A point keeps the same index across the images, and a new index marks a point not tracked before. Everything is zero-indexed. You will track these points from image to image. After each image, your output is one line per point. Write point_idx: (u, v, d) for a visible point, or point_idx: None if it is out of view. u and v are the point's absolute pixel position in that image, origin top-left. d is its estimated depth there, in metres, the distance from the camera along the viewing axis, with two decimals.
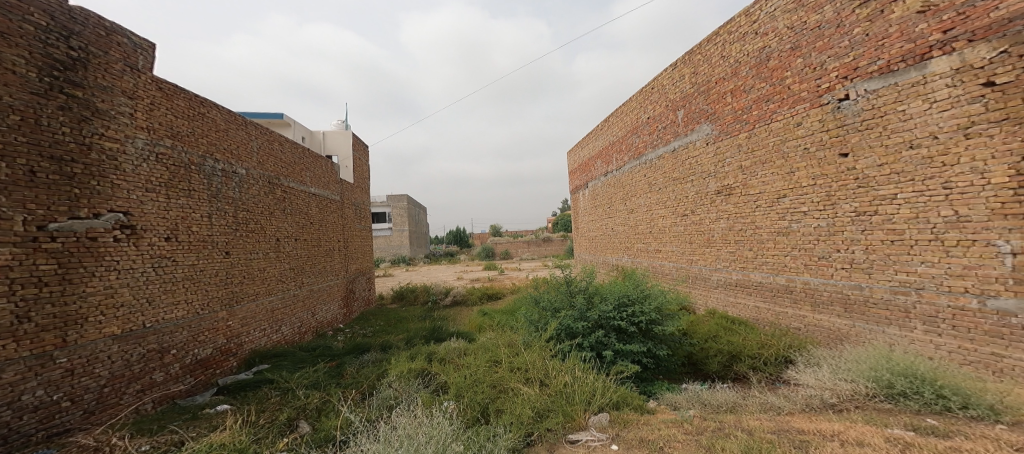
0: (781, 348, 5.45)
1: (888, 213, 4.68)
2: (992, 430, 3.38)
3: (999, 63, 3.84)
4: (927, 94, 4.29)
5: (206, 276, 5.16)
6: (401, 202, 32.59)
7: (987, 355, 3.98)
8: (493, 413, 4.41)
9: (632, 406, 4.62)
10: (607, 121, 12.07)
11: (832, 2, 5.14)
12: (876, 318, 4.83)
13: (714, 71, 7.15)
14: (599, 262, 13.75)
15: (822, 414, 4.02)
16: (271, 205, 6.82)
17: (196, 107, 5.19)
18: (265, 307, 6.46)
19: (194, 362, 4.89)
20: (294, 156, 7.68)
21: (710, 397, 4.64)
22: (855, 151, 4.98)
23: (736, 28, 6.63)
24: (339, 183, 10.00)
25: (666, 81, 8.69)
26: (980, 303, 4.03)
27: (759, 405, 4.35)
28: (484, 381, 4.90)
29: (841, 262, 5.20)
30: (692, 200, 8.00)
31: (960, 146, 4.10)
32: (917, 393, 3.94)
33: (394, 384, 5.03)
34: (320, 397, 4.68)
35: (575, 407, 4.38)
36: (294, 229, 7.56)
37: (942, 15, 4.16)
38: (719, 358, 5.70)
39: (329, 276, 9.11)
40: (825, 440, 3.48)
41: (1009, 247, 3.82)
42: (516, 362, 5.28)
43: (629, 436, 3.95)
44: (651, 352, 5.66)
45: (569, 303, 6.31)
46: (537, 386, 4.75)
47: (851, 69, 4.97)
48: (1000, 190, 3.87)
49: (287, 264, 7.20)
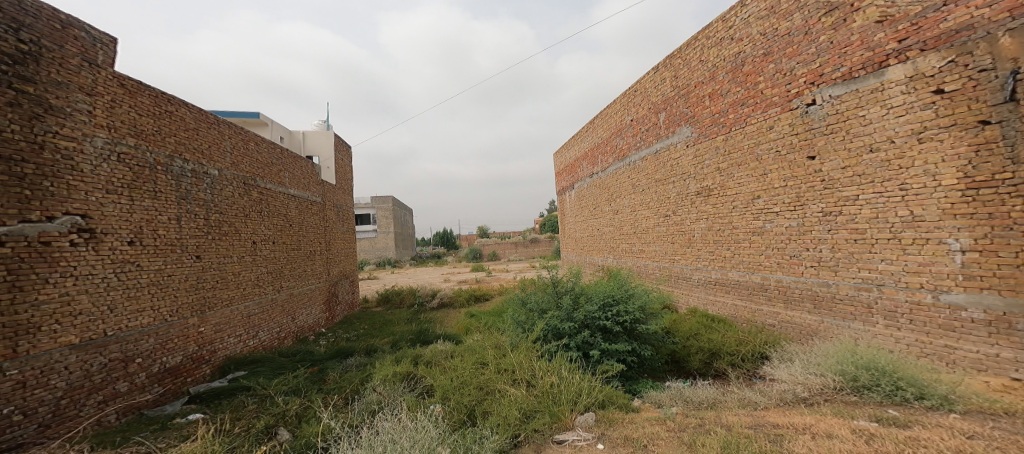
0: (757, 344, 5.64)
1: (851, 213, 4.89)
2: (946, 419, 3.58)
3: (948, 72, 4.05)
4: (885, 100, 4.50)
5: (174, 282, 5.07)
6: (386, 204, 32.35)
7: (941, 348, 4.16)
8: (478, 415, 4.44)
9: (616, 405, 4.72)
10: (592, 123, 12.21)
11: (800, 10, 5.34)
12: (843, 313, 5.03)
13: (694, 75, 7.32)
14: (585, 262, 13.89)
15: (795, 408, 4.17)
16: (247, 206, 6.73)
17: (163, 105, 5.12)
18: (241, 313, 6.38)
19: (163, 370, 4.81)
20: (270, 156, 7.60)
21: (692, 394, 4.76)
22: (822, 154, 5.19)
23: (713, 33, 6.81)
24: (319, 184, 9.91)
25: (648, 84, 8.85)
26: (934, 298, 4.22)
27: (737, 400, 4.50)
28: (471, 383, 4.94)
29: (810, 260, 5.40)
30: (674, 201, 8.16)
31: (914, 149, 4.30)
32: (879, 385, 4.14)
33: (379, 388, 5.03)
34: (300, 403, 4.65)
35: (561, 407, 4.45)
36: (271, 232, 7.47)
37: (898, 25, 4.39)
38: (700, 355, 5.86)
39: (310, 280, 9.01)
40: (798, 433, 3.62)
41: (958, 245, 4.01)
42: (503, 363, 5.33)
43: (614, 434, 4.03)
44: (635, 351, 5.77)
45: (555, 303, 6.39)
46: (523, 387, 4.81)
47: (817, 75, 5.17)
48: (951, 191, 4.05)
49: (264, 268, 7.10)
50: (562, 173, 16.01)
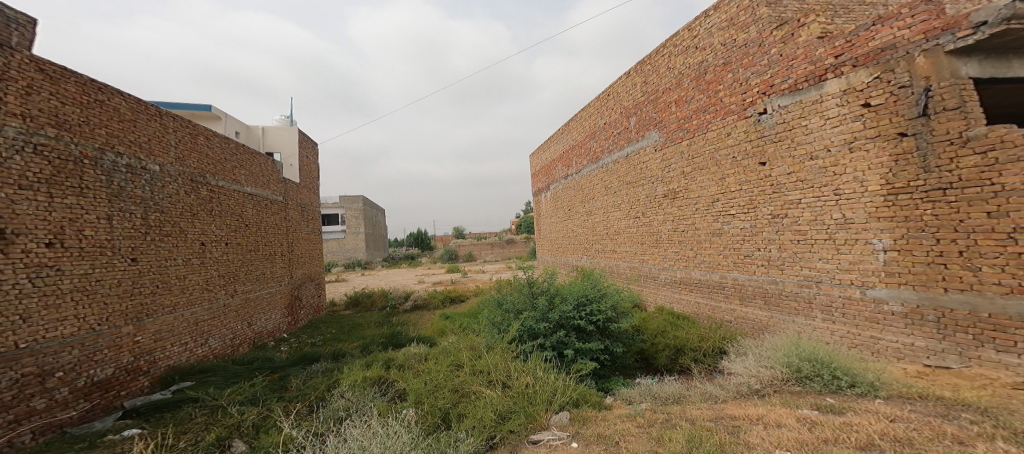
0: (717, 340, 5.97)
1: (795, 216, 5.27)
2: (874, 404, 3.90)
3: (874, 87, 4.42)
4: (824, 111, 4.88)
5: (104, 288, 4.78)
6: (356, 204, 31.77)
7: (868, 339, 4.55)
8: (453, 418, 4.51)
9: (589, 403, 4.93)
10: (567, 125, 12.50)
11: (756, 23, 5.70)
12: (789, 309, 5.40)
13: (662, 81, 7.65)
14: (560, 263, 14.16)
15: (749, 400, 4.45)
16: (193, 205, 6.51)
17: (94, 94, 4.85)
18: (186, 319, 6.15)
19: (91, 384, 4.53)
20: (222, 153, 7.41)
21: (660, 390, 5.00)
22: (772, 160, 5.55)
23: (680, 41, 7.13)
24: (281, 183, 9.82)
25: (620, 89, 9.16)
26: (863, 293, 4.59)
27: (700, 395, 4.75)
28: (445, 386, 4.96)
29: (761, 259, 5.77)
30: (643, 203, 8.48)
31: (847, 158, 4.68)
32: (819, 375, 4.47)
33: (346, 394, 5.00)
34: (258, 413, 4.61)
35: (536, 407, 4.58)
36: (223, 232, 7.27)
37: (836, 41, 4.76)
38: (667, 352, 6.16)
39: (269, 283, 8.87)
40: (752, 424, 3.89)
41: (881, 245, 4.39)
42: (478, 365, 5.39)
43: (587, 433, 4.18)
44: (608, 349, 5.99)
45: (530, 304, 6.53)
46: (498, 388, 4.91)
47: (769, 85, 5.54)
48: (875, 196, 4.42)
49: (214, 271, 6.91)
50: (538, 174, 16.27)
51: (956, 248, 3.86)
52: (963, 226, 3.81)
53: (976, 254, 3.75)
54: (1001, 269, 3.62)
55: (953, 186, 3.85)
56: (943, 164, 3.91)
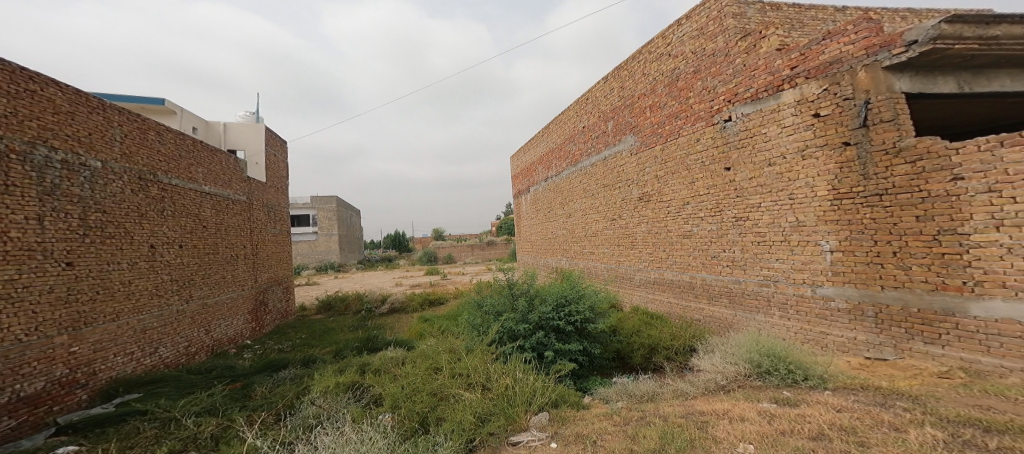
0: (687, 338, 6.24)
1: (756, 219, 5.58)
2: (824, 395, 4.16)
3: (823, 99, 4.73)
4: (781, 120, 5.20)
5: (32, 294, 4.45)
6: (330, 204, 30.87)
7: (818, 334, 4.88)
8: (432, 422, 4.51)
9: (568, 403, 5.06)
10: (547, 128, 12.68)
11: (723, 33, 5.97)
12: (750, 307, 5.72)
13: (638, 86, 7.90)
14: (540, 264, 14.36)
15: (716, 396, 4.65)
16: (142, 204, 6.16)
17: (23, 82, 4.50)
18: (133, 327, 5.80)
19: (16, 400, 4.23)
20: (175, 149, 7.08)
21: (635, 388, 5.20)
22: (735, 166, 5.85)
23: (655, 49, 7.39)
24: (244, 182, 9.62)
25: (598, 93, 9.39)
26: (813, 291, 4.91)
27: (672, 392, 4.92)
28: (424, 389, 4.97)
29: (726, 260, 6.08)
30: (620, 205, 8.74)
31: (799, 164, 5.00)
32: (776, 369, 4.73)
33: (318, 401, 5.00)
34: (217, 424, 4.40)
35: (516, 409, 4.66)
36: (176, 233, 6.93)
37: (791, 53, 5.07)
38: (641, 351, 6.40)
39: (228, 287, 8.55)
40: (719, 419, 4.07)
41: (828, 246, 4.72)
42: (457, 368, 5.39)
43: (566, 432, 4.24)
44: (586, 350, 6.19)
45: (511, 306, 6.62)
46: (478, 390, 4.98)
47: (733, 94, 5.84)
48: (823, 201, 4.75)
49: (166, 275, 6.58)
50: (518, 176, 16.43)
51: (891, 248, 4.19)
52: (896, 229, 4.14)
53: (906, 255, 4.07)
54: (928, 268, 3.94)
55: (889, 192, 4.18)
56: (880, 171, 4.25)
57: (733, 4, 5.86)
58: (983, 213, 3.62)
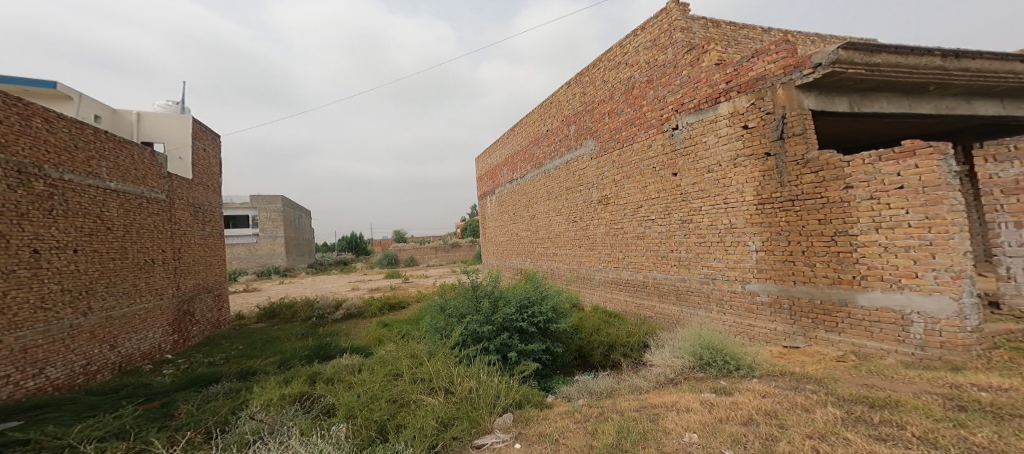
0: (641, 335, 6.66)
1: (698, 221, 6.00)
2: (752, 383, 4.48)
3: (751, 112, 5.20)
4: (718, 130, 5.64)
5: None
6: (274, 204, 30.02)
7: (747, 326, 5.34)
8: (391, 430, 3.95)
9: (531, 403, 4.74)
10: (513, 130, 12.88)
11: (672, 45, 6.36)
12: (694, 303, 6.17)
13: (598, 92, 8.24)
14: (504, 266, 14.58)
15: (665, 388, 4.80)
16: (21, 201, 5.11)
17: None
18: (7, 346, 4.81)
19: None
20: (71, 139, 5.97)
21: (595, 385, 5.24)
22: (681, 171, 6.28)
23: (613, 57, 7.75)
24: (164, 179, 8.40)
25: (561, 98, 9.70)
26: (743, 287, 5.36)
27: (628, 388, 5.00)
28: (382, 397, 4.36)
29: (674, 259, 6.50)
30: (580, 208, 9.08)
31: (731, 172, 5.46)
32: (714, 362, 5.03)
33: (259, 415, 4.30)
34: (131, 448, 3.63)
35: (479, 412, 4.27)
36: (71, 235, 5.87)
37: (727, 68, 5.50)
38: (601, 349, 6.67)
39: (144, 297, 7.40)
40: (668, 411, 4.16)
41: (754, 246, 5.18)
42: (418, 373, 4.82)
43: (529, 432, 3.95)
44: (549, 349, 6.22)
45: (474, 307, 6.37)
46: (440, 395, 4.47)
47: (679, 104, 6.26)
48: (750, 205, 5.21)
49: (56, 283, 5.54)
50: (483, 177, 16.62)
51: (800, 248, 4.69)
52: (805, 231, 4.63)
53: (811, 253, 4.58)
54: (827, 265, 4.45)
55: (798, 198, 4.67)
56: (792, 179, 4.74)
57: (681, 19, 6.23)
58: (867, 218, 4.12)
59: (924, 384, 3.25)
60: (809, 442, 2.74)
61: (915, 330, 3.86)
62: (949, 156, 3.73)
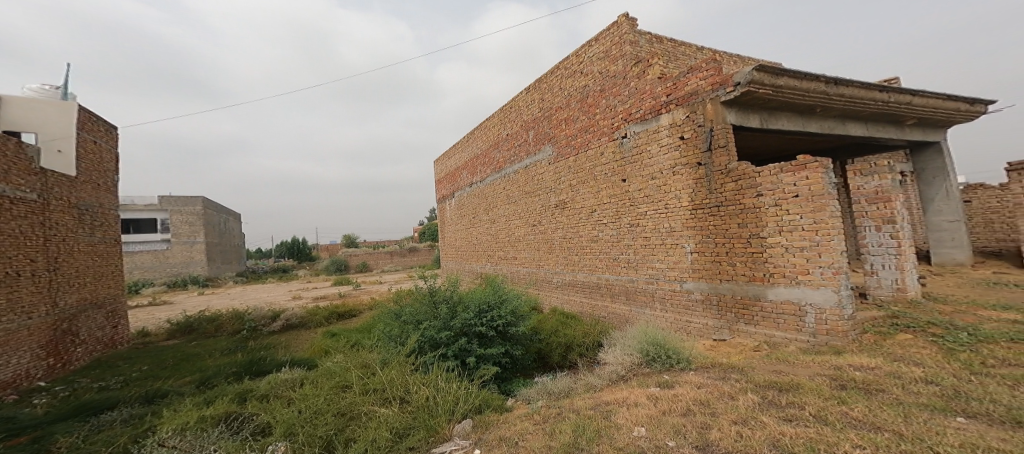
0: (596, 335, 6.95)
1: (643, 225, 6.37)
2: (688, 375, 4.79)
3: (686, 124, 5.61)
4: (660, 140, 6.04)
5: None
6: (195, 205, 26.79)
7: (685, 322, 5.74)
8: (340, 445, 3.71)
9: (492, 408, 4.63)
10: (473, 134, 12.96)
11: (621, 57, 6.71)
12: (641, 303, 6.53)
13: (555, 99, 8.51)
14: (464, 270, 14.58)
15: (618, 385, 4.96)
16: None
17: None
18: None
19: None
20: None
21: (555, 386, 5.34)
22: (629, 178, 6.64)
23: (569, 65, 8.04)
24: (37, 176, 6.97)
25: (521, 103, 9.92)
26: (680, 286, 5.78)
27: (585, 387, 5.11)
28: (327, 411, 4.06)
29: (624, 261, 6.84)
30: (540, 211, 9.30)
31: (670, 179, 5.87)
32: (658, 357, 5.32)
33: (173, 442, 3.74)
34: None
35: (438, 419, 4.08)
36: None
37: (668, 82, 5.90)
38: (559, 350, 6.87)
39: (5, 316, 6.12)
40: (622, 406, 4.12)
41: (689, 248, 5.60)
42: (370, 383, 4.57)
43: (490, 437, 3.77)
44: (508, 352, 6.30)
45: (432, 313, 6.33)
46: (394, 406, 4.25)
47: (627, 114, 6.63)
48: (685, 210, 5.63)
49: None
50: (442, 180, 16.57)
51: (724, 250, 5.14)
52: (728, 234, 5.08)
53: (733, 254, 5.04)
54: (745, 264, 4.92)
55: (722, 204, 5.12)
56: (717, 187, 5.18)
57: (630, 32, 6.59)
58: (773, 223, 4.60)
59: (822, 367, 3.66)
60: (734, 428, 3.04)
61: (809, 319, 4.36)
62: (830, 170, 4.27)
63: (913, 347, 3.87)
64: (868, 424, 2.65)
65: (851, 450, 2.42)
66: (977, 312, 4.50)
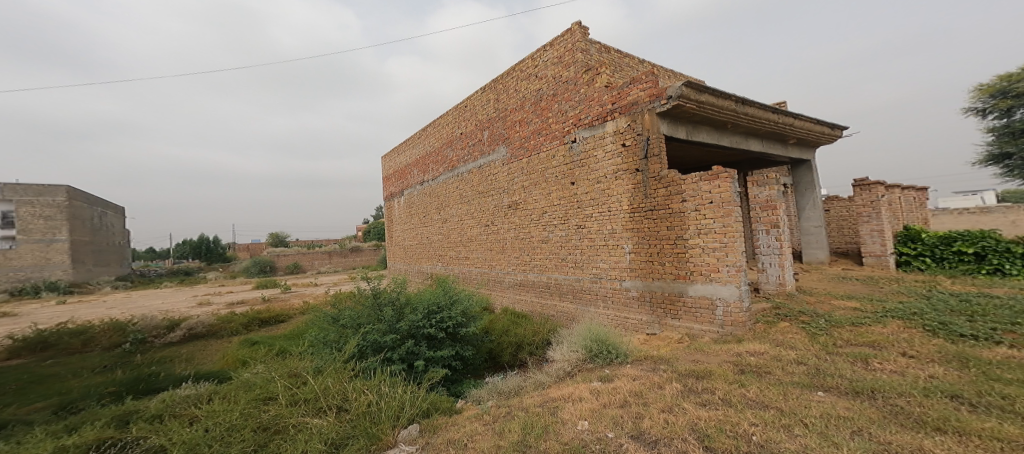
0: (546, 333, 7.20)
1: (589, 227, 6.68)
2: (624, 368, 5.11)
3: (628, 131, 5.97)
4: (604, 145, 6.36)
5: None
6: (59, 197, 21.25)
7: (624, 319, 6.09)
8: None
9: (440, 411, 4.63)
10: (425, 131, 12.90)
11: (573, 64, 6.99)
12: (586, 301, 6.85)
13: (510, 100, 8.69)
14: (412, 271, 14.50)
15: (565, 381, 5.14)
16: None
17: None
18: None
19: None
20: None
21: (504, 386, 5.48)
22: (577, 181, 6.93)
23: (524, 68, 8.25)
24: None
25: (476, 103, 10.02)
26: (619, 284, 6.13)
27: (533, 385, 5.26)
28: (245, 426, 3.81)
29: (571, 261, 7.13)
30: (492, 212, 9.46)
31: (613, 183, 6.21)
32: (600, 353, 5.59)
33: None
34: None
35: (380, 427, 4.00)
36: None
37: (614, 91, 6.23)
38: (510, 349, 7.04)
39: None
40: (569, 402, 4.27)
41: (628, 248, 5.95)
42: (298, 394, 4.35)
43: (436, 441, 3.74)
44: (458, 354, 6.36)
45: (375, 316, 6.29)
46: (331, 415, 4.10)
47: (577, 119, 6.92)
48: (625, 213, 5.98)
49: None
50: (390, 177, 16.32)
51: (657, 251, 5.52)
52: (660, 236, 5.46)
53: (663, 255, 5.43)
54: (672, 265, 5.33)
55: (655, 208, 5.50)
56: (652, 193, 5.55)
57: (582, 41, 6.87)
58: (695, 227, 5.01)
59: (733, 354, 4.07)
60: (663, 416, 3.27)
61: (719, 313, 4.83)
62: (736, 179, 4.73)
63: (789, 333, 4.48)
64: (761, 403, 3.02)
65: (750, 428, 2.74)
66: (856, 301, 5.29)
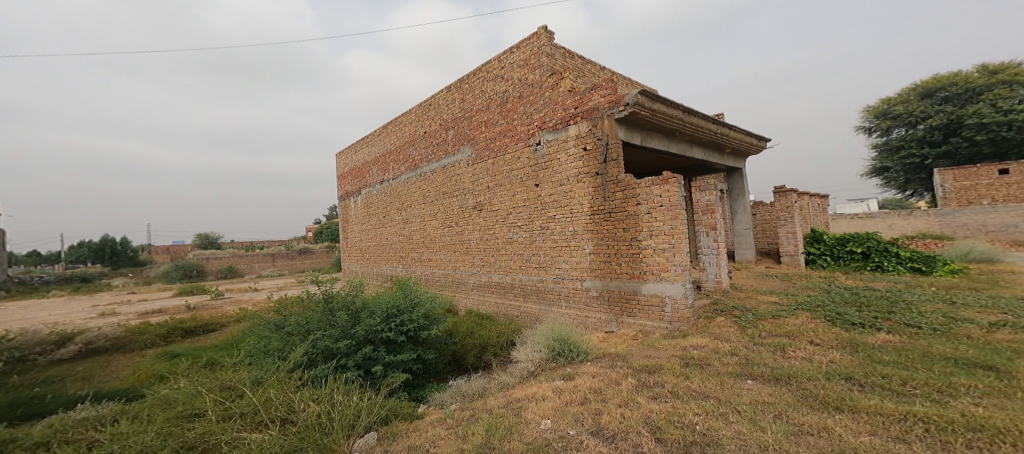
0: (509, 333, 7.29)
1: (552, 228, 6.82)
2: (583, 365, 5.27)
3: (588, 135, 6.17)
4: (567, 148, 6.53)
5: None
6: None
7: (584, 317, 6.27)
8: None
9: (400, 417, 4.61)
10: (385, 129, 12.73)
11: (537, 67, 7.13)
12: (548, 300, 7.01)
13: (476, 100, 8.74)
14: (370, 273, 14.24)
15: (528, 382, 5.23)
16: None
17: None
18: None
19: None
20: None
21: (467, 388, 5.52)
22: (542, 183, 7.06)
23: (490, 69, 8.33)
24: None
25: (440, 102, 10.01)
26: (580, 284, 6.31)
27: (498, 386, 5.29)
28: (161, 447, 3.54)
29: (535, 261, 7.27)
30: (456, 212, 9.47)
31: (575, 186, 6.39)
32: (562, 352, 5.71)
33: None
34: None
35: (332, 436, 3.93)
36: None
37: (577, 95, 6.42)
38: (473, 351, 7.08)
39: None
40: (531, 401, 4.35)
41: (588, 249, 6.13)
42: (231, 409, 4.19)
43: (395, 448, 3.75)
44: (420, 358, 6.34)
45: (328, 322, 6.18)
46: (274, 428, 3.95)
47: (541, 122, 7.07)
48: (585, 215, 6.16)
49: None
50: (347, 175, 15.93)
51: (614, 252, 5.72)
52: (618, 237, 5.67)
53: (620, 255, 5.65)
54: (628, 265, 5.55)
55: (614, 211, 5.70)
56: (611, 196, 5.76)
57: (547, 45, 7.03)
58: (648, 229, 5.24)
59: (682, 347, 4.30)
60: (619, 410, 3.41)
61: (669, 310, 5.11)
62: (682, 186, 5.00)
63: (723, 326, 4.80)
64: (703, 393, 3.25)
65: (695, 418, 2.92)
66: (789, 295, 5.75)
